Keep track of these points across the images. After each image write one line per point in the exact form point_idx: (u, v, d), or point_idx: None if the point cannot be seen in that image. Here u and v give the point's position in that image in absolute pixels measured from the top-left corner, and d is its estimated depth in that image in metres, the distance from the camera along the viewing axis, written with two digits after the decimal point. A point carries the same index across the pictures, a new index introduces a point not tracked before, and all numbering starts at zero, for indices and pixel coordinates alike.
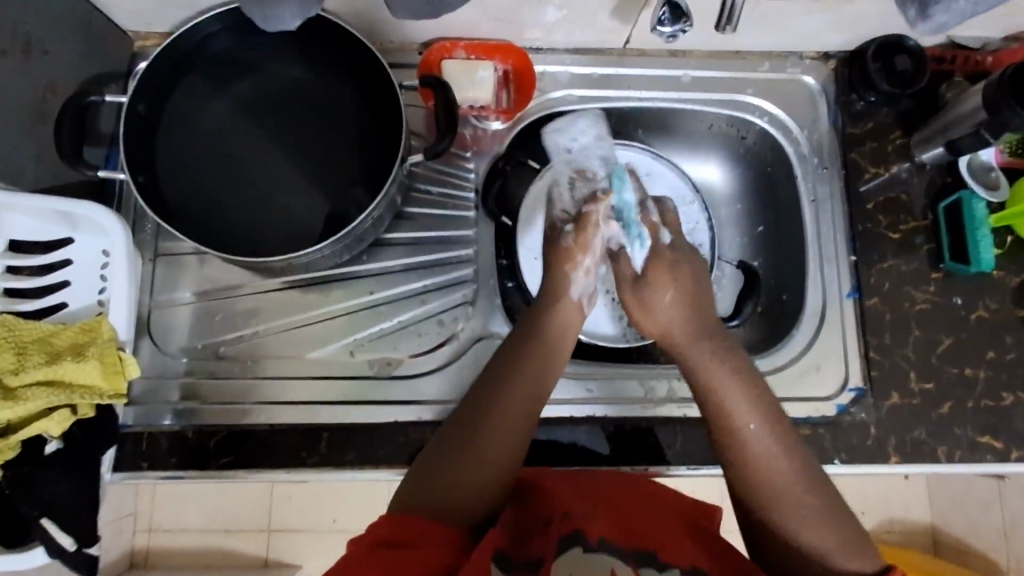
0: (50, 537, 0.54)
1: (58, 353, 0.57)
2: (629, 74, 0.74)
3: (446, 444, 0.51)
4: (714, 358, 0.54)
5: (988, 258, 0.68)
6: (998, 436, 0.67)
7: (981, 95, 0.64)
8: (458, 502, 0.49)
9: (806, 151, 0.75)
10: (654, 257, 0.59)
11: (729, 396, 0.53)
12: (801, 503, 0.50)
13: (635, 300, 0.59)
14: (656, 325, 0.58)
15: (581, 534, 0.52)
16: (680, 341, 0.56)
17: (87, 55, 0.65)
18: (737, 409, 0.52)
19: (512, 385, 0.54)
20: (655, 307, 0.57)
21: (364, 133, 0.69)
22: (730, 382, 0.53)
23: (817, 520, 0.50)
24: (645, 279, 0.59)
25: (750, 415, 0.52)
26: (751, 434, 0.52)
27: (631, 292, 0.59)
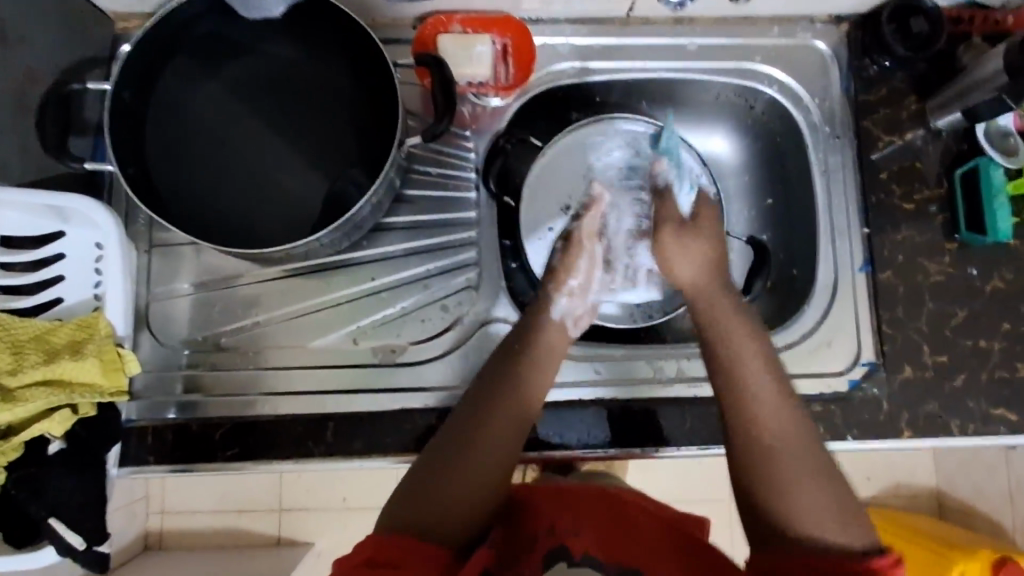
0: (58, 535, 0.53)
1: (56, 351, 0.56)
2: (633, 44, 0.71)
3: (436, 458, 0.52)
4: (735, 317, 0.56)
5: (1005, 227, 0.66)
6: (1012, 407, 0.66)
7: (1003, 58, 0.61)
8: (449, 519, 0.49)
9: (817, 121, 0.72)
10: (701, 209, 0.65)
11: (740, 351, 0.54)
12: (796, 457, 0.49)
13: (675, 242, 0.61)
14: (685, 275, 0.60)
15: (564, 551, 0.53)
16: (705, 292, 0.58)
17: (65, 40, 0.62)
18: (749, 363, 0.53)
19: (502, 400, 0.54)
20: (682, 260, 0.60)
21: (359, 113, 0.67)
22: (746, 335, 0.55)
23: (806, 481, 0.48)
24: (689, 224, 0.62)
25: (762, 370, 0.53)
26: (761, 385, 0.52)
27: (674, 233, 0.62)
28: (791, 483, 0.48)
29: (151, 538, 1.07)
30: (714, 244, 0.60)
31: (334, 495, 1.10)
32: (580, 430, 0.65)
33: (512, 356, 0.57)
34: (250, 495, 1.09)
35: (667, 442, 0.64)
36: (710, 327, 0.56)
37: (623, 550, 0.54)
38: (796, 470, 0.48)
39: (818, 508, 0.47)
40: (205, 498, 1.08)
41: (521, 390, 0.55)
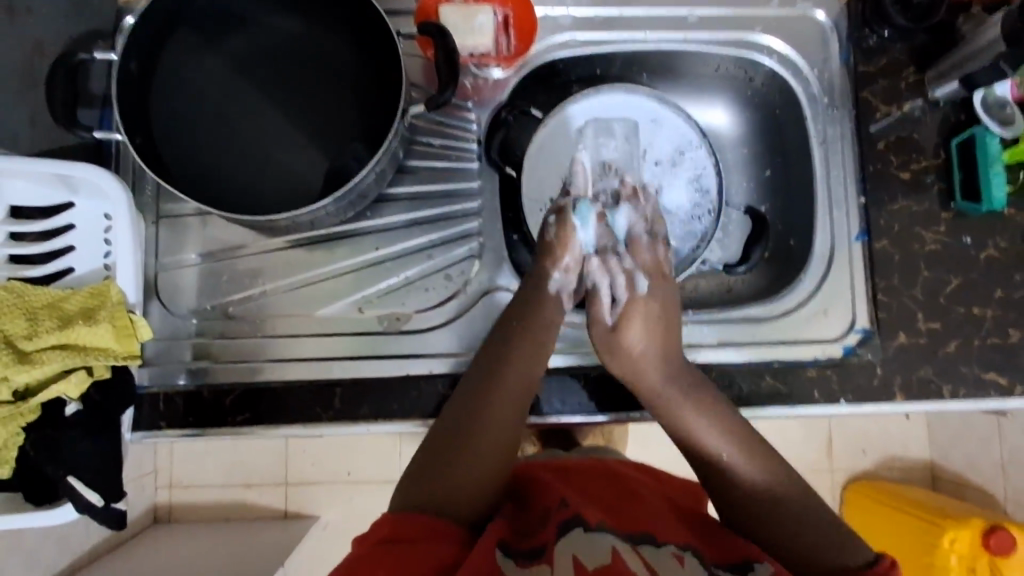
0: (75, 493, 0.55)
1: (70, 317, 0.57)
2: (634, 15, 0.72)
3: (445, 443, 0.53)
4: (687, 403, 0.58)
5: (1000, 196, 0.67)
6: (1003, 372, 0.67)
7: (1001, 26, 0.62)
8: (457, 501, 0.51)
9: (816, 92, 0.73)
10: (632, 303, 0.60)
11: (699, 432, 0.57)
12: (793, 514, 0.53)
13: (605, 341, 0.60)
14: (632, 369, 0.59)
15: (580, 519, 0.51)
16: (652, 390, 0.59)
17: (69, 11, 0.62)
18: (713, 445, 0.56)
19: (506, 382, 0.56)
20: (625, 351, 0.59)
21: (363, 85, 0.68)
22: (699, 420, 0.57)
23: (812, 526, 0.53)
24: (619, 326, 0.59)
25: (724, 446, 0.56)
26: (729, 460, 0.56)
27: (601, 334, 0.60)
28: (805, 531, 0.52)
29: (161, 510, 1.10)
30: (664, 302, 0.61)
31: (340, 469, 1.12)
32: (580, 397, 0.66)
33: (513, 342, 0.58)
34: (258, 469, 1.11)
35: None
36: (675, 428, 0.59)
37: (633, 520, 0.53)
38: (800, 526, 0.53)
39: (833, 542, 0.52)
40: (214, 471, 1.11)
41: (518, 379, 0.56)
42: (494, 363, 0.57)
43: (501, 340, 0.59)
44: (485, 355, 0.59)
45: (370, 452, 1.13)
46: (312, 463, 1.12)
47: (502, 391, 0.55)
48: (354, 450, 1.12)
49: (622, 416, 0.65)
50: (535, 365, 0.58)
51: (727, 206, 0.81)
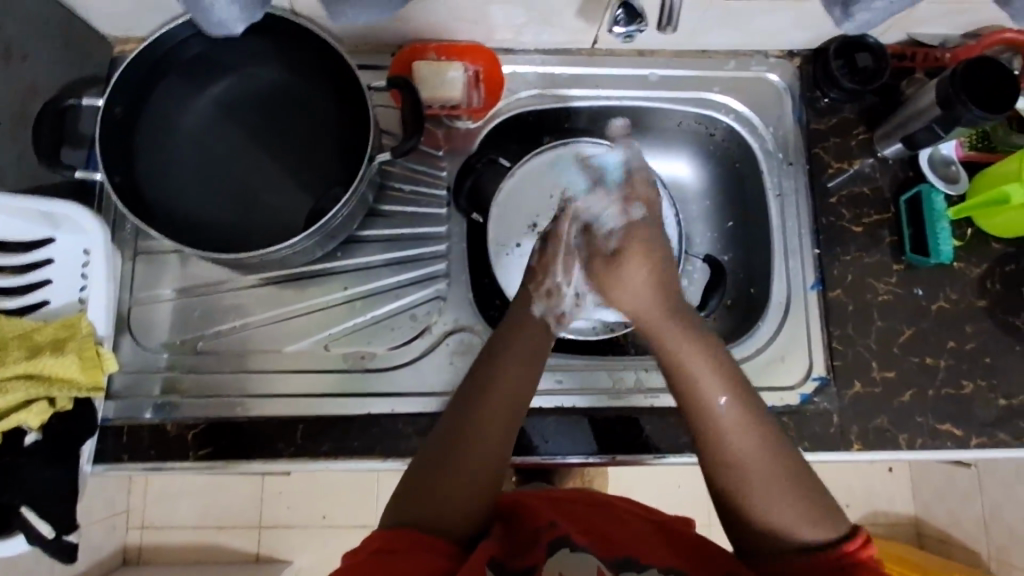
0: (28, 524, 0.57)
1: (39, 348, 0.59)
2: (599, 73, 0.76)
3: (435, 459, 0.53)
4: (684, 336, 0.56)
5: (947, 249, 0.70)
6: (958, 423, 0.68)
7: (935, 91, 0.66)
8: (452, 513, 0.51)
9: (772, 148, 0.76)
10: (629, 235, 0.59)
11: (695, 370, 0.54)
12: (756, 471, 0.52)
13: (606, 274, 0.59)
14: (629, 303, 0.58)
15: (567, 539, 0.53)
16: (653, 322, 0.57)
17: (65, 59, 0.66)
18: (707, 384, 0.54)
19: (497, 391, 0.55)
20: (628, 285, 0.58)
21: (338, 133, 0.71)
22: (692, 349, 0.55)
23: (778, 488, 0.52)
24: (618, 256, 0.58)
25: (718, 389, 0.54)
26: (725, 419, 0.53)
27: (601, 269, 0.59)
28: (754, 481, 0.52)
29: (130, 553, 1.08)
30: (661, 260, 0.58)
31: (314, 512, 1.11)
32: (543, 437, 0.67)
33: (500, 352, 0.58)
34: (232, 512, 1.10)
35: (625, 450, 0.67)
36: (666, 356, 0.56)
37: (620, 542, 0.55)
38: (768, 486, 0.51)
39: (791, 509, 0.51)
40: (187, 511, 1.10)
41: (511, 381, 0.56)
42: (484, 364, 0.57)
43: (492, 347, 0.59)
44: (480, 359, 0.58)
45: (344, 497, 1.11)
46: (286, 506, 1.11)
47: (493, 402, 0.55)
48: (330, 493, 1.11)
49: (585, 459, 0.66)
50: (529, 373, 0.57)
51: (690, 254, 0.84)
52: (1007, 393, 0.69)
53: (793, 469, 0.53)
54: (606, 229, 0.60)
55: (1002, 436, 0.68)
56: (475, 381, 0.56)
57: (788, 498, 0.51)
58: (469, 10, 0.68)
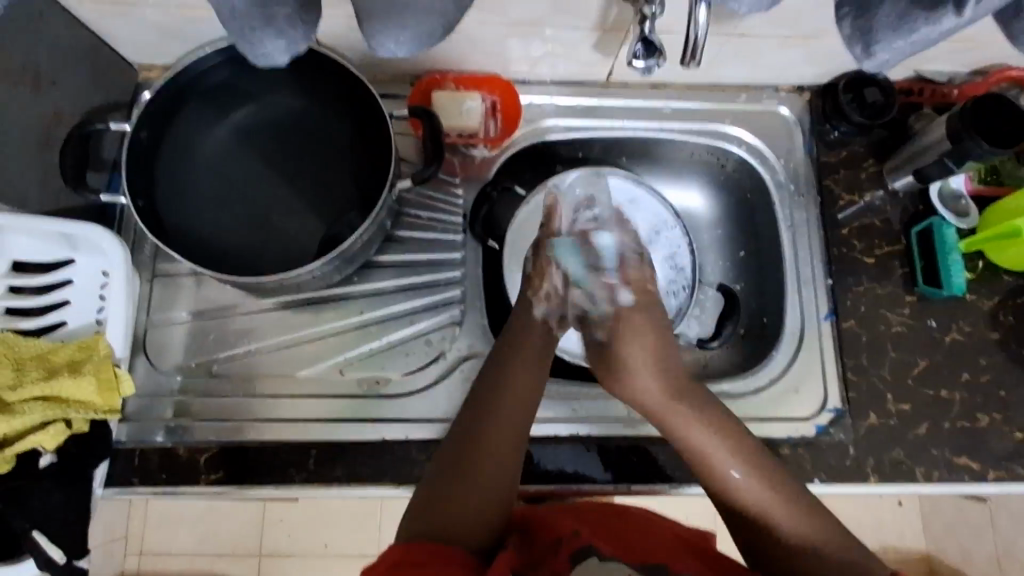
0: (39, 547, 0.56)
1: (56, 369, 0.59)
2: (612, 105, 0.78)
3: (446, 471, 0.53)
4: (688, 415, 0.57)
5: (960, 282, 0.70)
6: (975, 457, 0.68)
7: (945, 126, 0.67)
8: (467, 526, 0.51)
9: (783, 180, 0.77)
10: (620, 321, 0.61)
11: (701, 448, 0.56)
12: (779, 514, 0.53)
13: (610, 378, 0.61)
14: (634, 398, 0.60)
15: (592, 547, 0.52)
16: (655, 407, 0.59)
17: (92, 84, 0.68)
18: (717, 460, 0.55)
19: (505, 401, 0.56)
20: (638, 369, 0.59)
21: (357, 159, 0.72)
22: (699, 432, 0.56)
23: (800, 521, 0.53)
24: (610, 351, 0.61)
25: (729, 462, 0.55)
26: (738, 483, 0.55)
27: (608, 376, 0.61)
28: (780, 520, 0.53)
29: None
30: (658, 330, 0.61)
31: (316, 541, 1.05)
32: (558, 465, 0.67)
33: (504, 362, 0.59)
34: (235, 540, 1.03)
35: (640, 480, 0.67)
36: (672, 435, 0.58)
37: (642, 554, 0.54)
38: (797, 526, 0.53)
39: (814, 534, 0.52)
40: (186, 536, 1.03)
41: (520, 393, 0.57)
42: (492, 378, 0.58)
43: (496, 357, 0.60)
44: (487, 374, 0.59)
45: (349, 524, 1.06)
46: (287, 535, 1.05)
47: (500, 411, 0.56)
48: (335, 520, 1.05)
49: (600, 488, 0.66)
50: (536, 386, 0.58)
51: (701, 283, 0.84)
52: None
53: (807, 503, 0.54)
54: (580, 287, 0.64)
55: (1019, 471, 0.68)
56: (482, 391, 0.57)
57: (811, 523, 0.53)
58: (488, 43, 0.70)
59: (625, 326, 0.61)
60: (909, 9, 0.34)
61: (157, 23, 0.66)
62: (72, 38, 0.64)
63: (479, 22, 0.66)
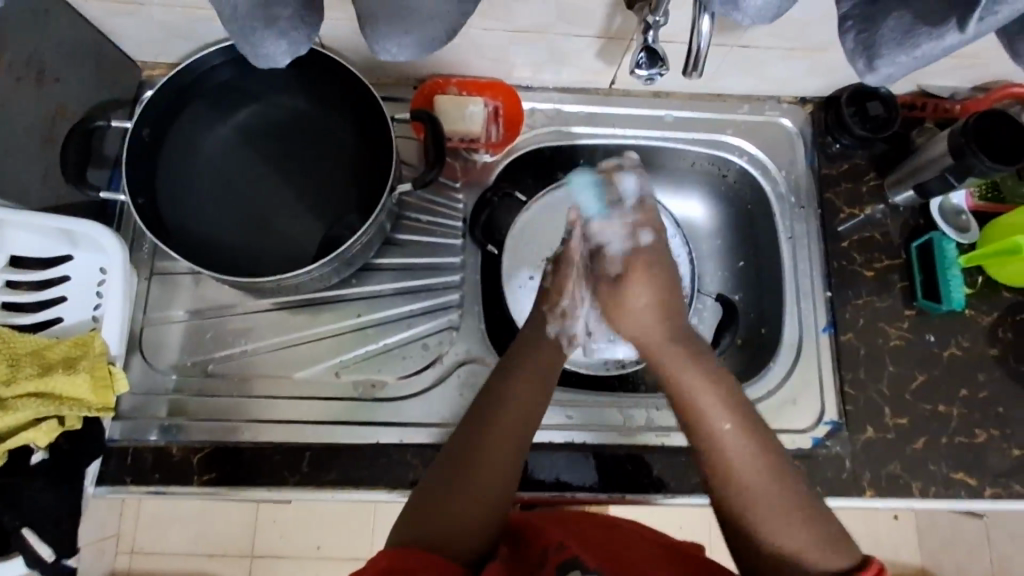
0: (29, 546, 0.56)
1: (50, 365, 0.59)
2: (613, 113, 0.78)
3: (443, 477, 0.53)
4: (687, 358, 0.56)
5: (959, 297, 0.70)
6: (972, 473, 0.68)
7: (947, 141, 0.67)
8: (460, 533, 0.50)
9: (785, 191, 0.77)
10: (634, 253, 0.58)
11: (697, 395, 0.54)
12: (770, 489, 0.51)
13: (610, 297, 0.59)
14: (632, 331, 0.59)
15: (578, 561, 0.51)
16: (653, 345, 0.57)
17: (96, 82, 0.68)
18: (714, 410, 0.53)
19: (511, 408, 0.56)
20: (630, 308, 0.58)
21: (358, 162, 0.72)
22: (697, 376, 0.55)
23: (777, 511, 0.50)
24: (622, 279, 0.57)
25: (724, 415, 0.53)
26: (722, 433, 0.53)
27: (608, 292, 0.59)
28: (772, 526, 0.50)
29: None
30: (660, 286, 0.57)
31: (308, 543, 1.03)
32: (552, 473, 0.67)
33: (513, 370, 0.59)
34: (226, 538, 1.02)
35: (635, 490, 0.66)
36: (673, 385, 0.56)
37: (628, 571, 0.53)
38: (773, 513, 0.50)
39: (783, 519, 0.50)
40: (176, 537, 1.02)
41: (525, 401, 0.57)
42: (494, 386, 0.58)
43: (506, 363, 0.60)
44: (488, 382, 0.59)
45: (340, 527, 1.04)
46: (280, 535, 1.03)
47: (502, 418, 0.56)
48: (326, 522, 1.05)
49: (594, 496, 0.65)
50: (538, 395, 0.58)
51: (701, 292, 0.84)
52: (1020, 444, 0.69)
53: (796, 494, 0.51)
54: (615, 252, 0.58)
55: (1016, 488, 0.67)
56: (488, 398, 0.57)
57: (792, 523, 0.50)
58: (493, 48, 0.70)
59: (631, 276, 0.57)
60: (913, 24, 0.34)
61: (162, 22, 0.66)
62: (77, 36, 0.64)
63: (484, 28, 0.66)
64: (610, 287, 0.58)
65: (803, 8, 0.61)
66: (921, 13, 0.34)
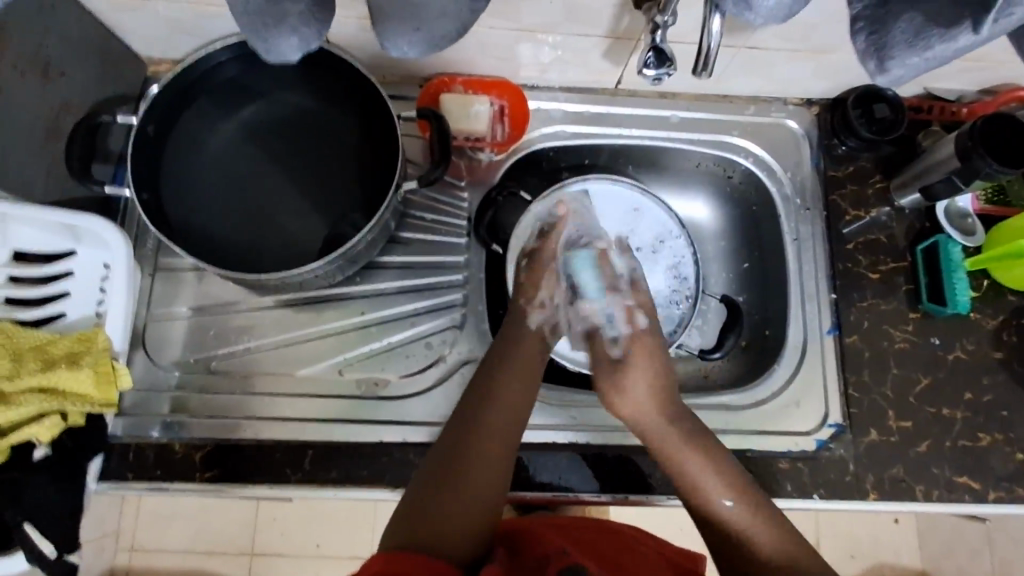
0: (32, 543, 0.56)
1: (53, 361, 0.59)
2: (619, 113, 0.77)
3: (435, 481, 0.53)
4: (684, 448, 0.60)
5: (964, 300, 0.70)
6: (976, 477, 0.67)
7: (954, 144, 0.67)
8: (454, 537, 0.50)
9: (790, 193, 0.77)
10: (633, 340, 0.66)
11: (698, 480, 0.58)
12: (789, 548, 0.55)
13: (609, 383, 0.64)
14: (632, 416, 0.63)
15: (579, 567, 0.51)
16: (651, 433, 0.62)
17: (101, 76, 0.67)
18: (712, 489, 0.58)
19: (495, 412, 0.57)
20: (630, 397, 0.63)
21: (364, 160, 0.72)
22: (697, 466, 0.59)
23: (790, 570, 0.54)
24: (622, 364, 0.65)
25: (724, 492, 0.58)
26: (720, 502, 0.58)
27: (607, 374, 0.65)
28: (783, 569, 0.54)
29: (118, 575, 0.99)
30: (658, 373, 0.64)
31: (307, 540, 1.03)
32: (554, 473, 0.67)
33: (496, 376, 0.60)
34: (226, 535, 1.02)
35: (637, 491, 0.66)
36: (672, 469, 0.60)
37: None
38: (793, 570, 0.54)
39: (790, 558, 0.54)
40: (176, 534, 1.01)
41: (510, 406, 0.58)
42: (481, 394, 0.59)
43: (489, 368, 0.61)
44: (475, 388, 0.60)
45: (340, 525, 1.04)
46: (280, 533, 1.03)
47: (490, 421, 0.57)
48: (326, 520, 1.04)
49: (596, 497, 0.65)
50: (523, 399, 0.59)
51: (704, 294, 0.83)
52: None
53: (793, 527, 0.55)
54: (615, 334, 0.67)
55: (1020, 492, 0.67)
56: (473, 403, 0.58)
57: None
58: (499, 47, 0.69)
59: (631, 364, 0.65)
60: (926, 25, 0.34)
61: (169, 17, 0.66)
62: (83, 31, 0.64)
63: (491, 27, 0.66)
64: (628, 316, 0.68)
65: (812, 10, 0.61)
66: (932, 15, 0.34)
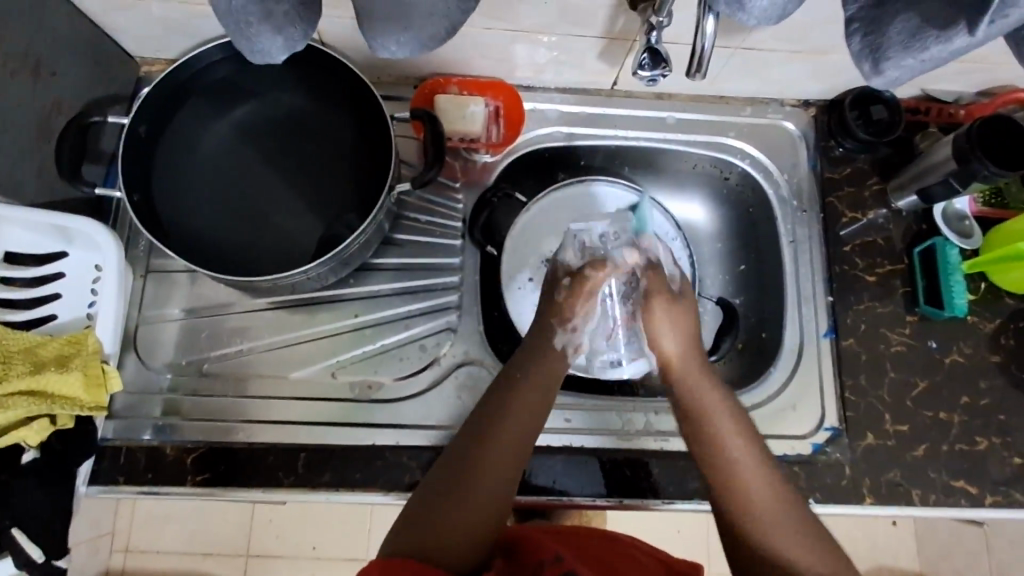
0: (20, 547, 0.56)
1: (42, 363, 0.58)
2: (615, 114, 0.77)
3: (439, 490, 0.52)
4: (705, 386, 0.59)
5: (961, 303, 0.70)
6: (973, 481, 0.67)
7: (951, 146, 0.67)
8: (456, 547, 0.50)
9: (787, 195, 0.77)
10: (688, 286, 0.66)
11: (715, 419, 0.56)
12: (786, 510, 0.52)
13: (661, 312, 0.63)
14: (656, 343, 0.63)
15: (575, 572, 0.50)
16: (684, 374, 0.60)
17: (93, 77, 0.67)
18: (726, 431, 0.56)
19: (509, 420, 0.56)
20: (662, 327, 0.62)
21: (358, 161, 0.71)
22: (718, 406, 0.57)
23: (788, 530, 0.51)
24: (680, 299, 0.64)
25: (738, 442, 0.55)
26: (735, 450, 0.55)
27: (666, 301, 0.63)
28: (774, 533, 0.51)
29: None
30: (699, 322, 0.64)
31: (303, 542, 1.03)
32: (549, 478, 0.66)
33: (515, 384, 0.59)
34: (221, 537, 1.01)
35: (632, 495, 0.65)
36: (689, 407, 0.58)
37: None
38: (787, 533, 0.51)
39: (791, 536, 0.50)
40: (171, 536, 1.01)
41: (524, 416, 0.57)
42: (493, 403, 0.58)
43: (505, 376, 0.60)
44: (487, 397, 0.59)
45: (335, 528, 1.03)
46: (275, 535, 1.02)
47: (503, 430, 0.56)
48: (322, 523, 1.04)
49: (591, 501, 0.64)
50: (538, 408, 0.58)
51: (701, 296, 0.83)
52: (1021, 452, 0.68)
53: (802, 512, 0.52)
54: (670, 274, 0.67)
55: (1017, 496, 0.67)
56: (488, 411, 0.57)
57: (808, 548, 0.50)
58: (494, 47, 0.69)
59: (685, 300, 0.64)
60: (921, 27, 0.34)
61: (161, 17, 0.66)
62: (74, 31, 0.63)
63: (486, 27, 0.65)
64: None
65: (809, 11, 0.61)
66: (928, 15, 0.33)
